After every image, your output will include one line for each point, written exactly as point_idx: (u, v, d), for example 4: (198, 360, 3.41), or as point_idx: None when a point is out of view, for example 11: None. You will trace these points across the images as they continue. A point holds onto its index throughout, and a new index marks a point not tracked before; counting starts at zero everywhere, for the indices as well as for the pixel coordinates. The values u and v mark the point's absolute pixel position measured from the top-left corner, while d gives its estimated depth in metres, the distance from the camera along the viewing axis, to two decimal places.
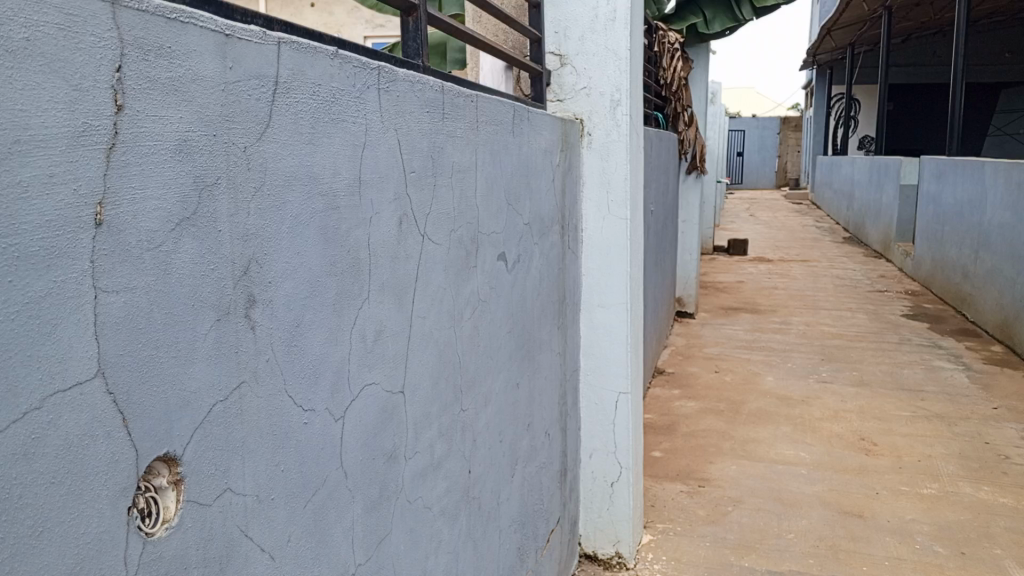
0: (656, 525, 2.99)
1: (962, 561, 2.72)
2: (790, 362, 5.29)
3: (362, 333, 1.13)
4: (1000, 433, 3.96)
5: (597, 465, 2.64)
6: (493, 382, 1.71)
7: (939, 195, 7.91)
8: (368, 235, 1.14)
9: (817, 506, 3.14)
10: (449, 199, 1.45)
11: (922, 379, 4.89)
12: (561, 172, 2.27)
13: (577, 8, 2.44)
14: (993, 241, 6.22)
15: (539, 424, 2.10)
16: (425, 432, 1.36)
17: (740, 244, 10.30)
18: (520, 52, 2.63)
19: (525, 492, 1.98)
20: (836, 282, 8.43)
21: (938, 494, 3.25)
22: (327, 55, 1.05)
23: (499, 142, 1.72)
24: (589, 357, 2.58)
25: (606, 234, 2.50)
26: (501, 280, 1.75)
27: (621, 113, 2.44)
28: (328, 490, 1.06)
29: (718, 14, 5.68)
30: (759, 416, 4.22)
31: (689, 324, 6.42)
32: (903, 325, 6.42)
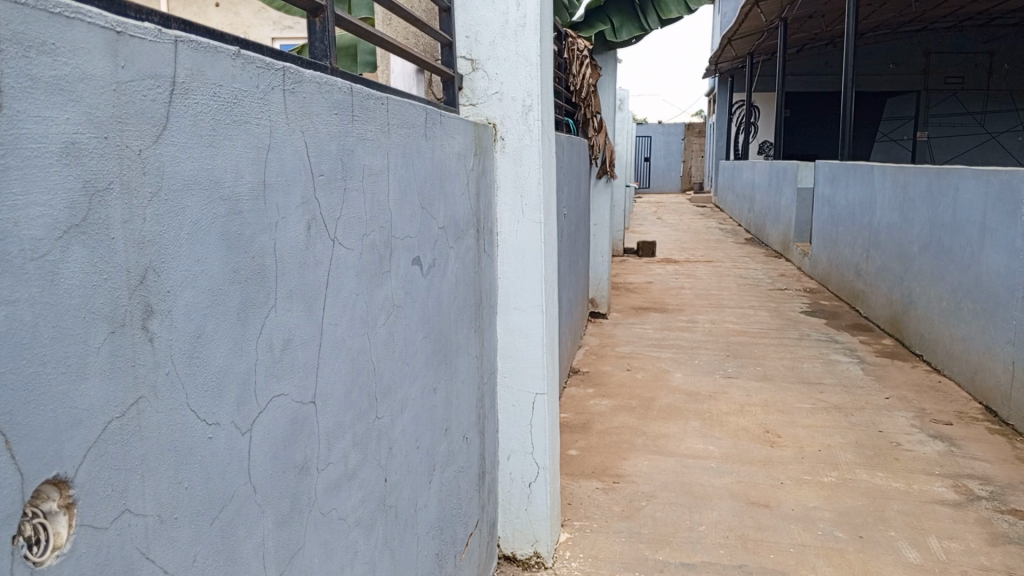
0: (573, 523, 3.02)
1: (859, 544, 2.86)
2: (698, 359, 5.46)
3: (270, 342, 1.10)
4: (893, 422, 4.20)
5: (515, 467, 2.65)
6: (409, 388, 1.69)
7: (833, 198, 8.33)
8: (274, 241, 1.11)
9: (726, 497, 3.25)
10: (360, 203, 1.42)
11: (821, 373, 5.13)
12: (475, 177, 2.27)
13: (487, 13, 2.45)
14: (882, 240, 6.61)
15: (456, 429, 2.08)
16: (338, 443, 1.33)
17: (649, 245, 10.56)
18: (431, 55, 2.62)
19: (444, 498, 1.97)
20: (739, 282, 8.76)
21: (837, 481, 3.41)
22: (228, 55, 1.01)
23: (411, 146, 1.70)
24: (506, 360, 2.59)
25: (521, 237, 2.51)
26: (416, 284, 1.73)
27: (533, 117, 2.46)
28: (236, 506, 1.02)
29: (625, 23, 5.83)
30: (670, 412, 4.33)
31: (601, 324, 6.54)
32: (802, 321, 6.73)
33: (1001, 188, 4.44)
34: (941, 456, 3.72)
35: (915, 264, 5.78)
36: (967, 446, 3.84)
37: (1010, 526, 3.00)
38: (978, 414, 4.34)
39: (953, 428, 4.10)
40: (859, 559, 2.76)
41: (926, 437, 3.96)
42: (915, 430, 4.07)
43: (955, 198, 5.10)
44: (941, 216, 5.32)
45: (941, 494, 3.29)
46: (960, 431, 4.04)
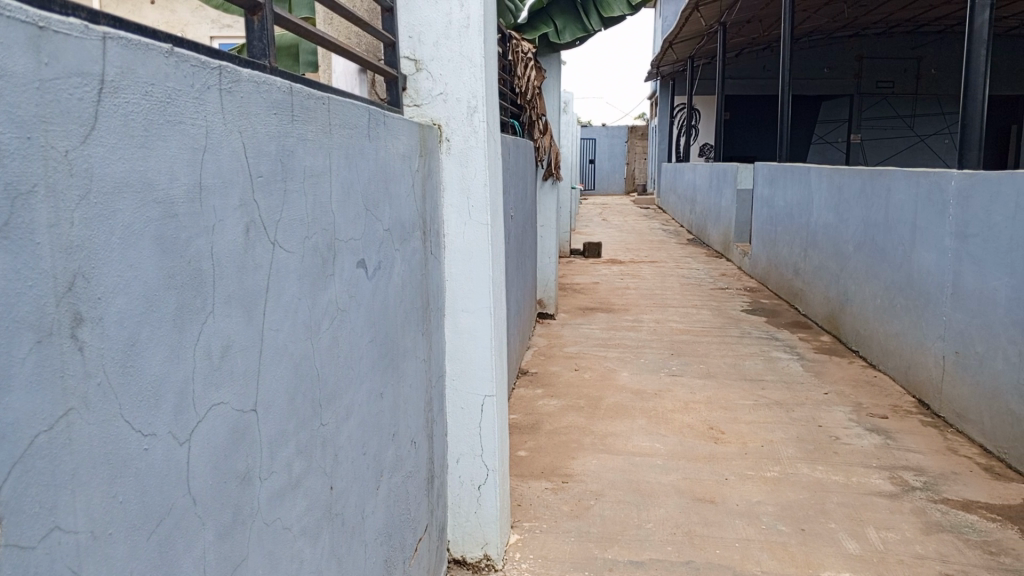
0: (522, 524, 3.01)
1: (802, 537, 2.93)
2: (643, 358, 5.52)
3: (207, 349, 1.06)
4: (832, 416, 4.32)
5: (464, 469, 2.63)
6: (355, 394, 1.66)
7: (771, 199, 8.53)
8: (211, 244, 1.07)
9: (672, 494, 3.29)
10: (302, 205, 1.39)
11: (762, 370, 5.25)
12: (420, 178, 2.25)
13: (430, 13, 2.43)
14: (818, 240, 6.80)
15: (404, 434, 2.06)
16: (282, 451, 1.30)
17: (594, 246, 10.65)
18: (374, 55, 2.59)
19: (391, 505, 1.94)
20: (682, 282, 8.90)
21: (779, 476, 3.49)
22: (161, 53, 0.98)
23: (354, 147, 1.67)
24: (454, 362, 2.57)
25: (467, 239, 2.50)
26: (361, 287, 1.70)
27: (478, 119, 2.45)
28: (175, 519, 0.99)
29: (568, 24, 5.87)
30: (617, 410, 4.37)
31: (549, 325, 6.57)
32: (743, 319, 6.87)
33: (930, 189, 4.61)
34: (877, 448, 3.84)
35: (850, 262, 5.96)
36: (901, 438, 3.98)
37: (943, 514, 3.12)
38: (912, 407, 4.50)
39: (888, 421, 4.24)
40: (802, 551, 2.83)
41: (863, 430, 4.09)
42: (852, 424, 4.20)
43: (887, 199, 5.27)
44: (874, 216, 5.50)
45: (878, 486, 3.40)
46: (895, 424, 4.18)
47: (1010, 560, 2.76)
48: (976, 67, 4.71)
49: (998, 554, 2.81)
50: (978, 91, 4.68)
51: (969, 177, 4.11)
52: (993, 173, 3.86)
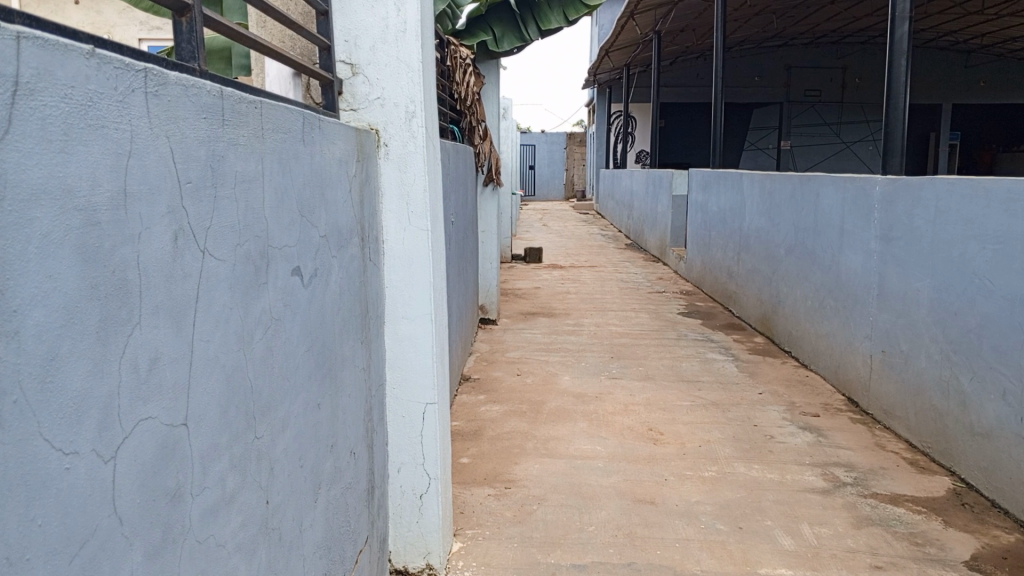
0: (465, 531, 2.99)
1: (739, 535, 2.99)
2: (584, 361, 5.57)
3: (134, 361, 1.02)
4: (766, 415, 4.43)
5: (405, 479, 2.60)
6: (291, 405, 1.62)
7: (705, 204, 8.72)
8: (137, 252, 1.03)
9: (613, 497, 3.32)
10: (233, 212, 1.35)
11: (698, 371, 5.35)
12: (358, 184, 2.21)
13: (366, 17, 2.40)
14: (751, 244, 6.98)
15: (343, 444, 2.02)
16: (214, 465, 1.26)
17: (535, 251, 10.71)
18: (310, 59, 2.55)
19: (330, 517, 1.90)
20: (621, 286, 9.02)
21: (716, 476, 3.56)
22: (81, 54, 0.94)
23: (288, 152, 1.63)
24: (394, 371, 2.54)
25: (406, 245, 2.48)
26: (295, 296, 1.66)
27: (416, 124, 2.43)
28: (99, 541, 0.94)
29: (507, 33, 5.93)
30: (559, 415, 4.39)
31: (490, 330, 6.56)
32: (680, 322, 7.00)
33: (857, 194, 4.77)
34: (810, 446, 3.95)
35: (781, 266, 6.13)
36: (832, 436, 4.10)
37: (872, 508, 3.23)
38: (841, 405, 4.65)
39: (820, 419, 4.37)
40: (739, 549, 2.88)
41: (796, 429, 4.20)
42: (786, 423, 4.31)
43: (816, 204, 5.44)
44: (804, 221, 5.67)
45: (811, 482, 3.50)
46: (826, 422, 4.31)
47: (935, 550, 2.87)
48: (896, 78, 4.92)
49: (924, 545, 2.92)
50: (899, 101, 4.88)
51: (892, 182, 4.28)
52: (914, 179, 4.02)
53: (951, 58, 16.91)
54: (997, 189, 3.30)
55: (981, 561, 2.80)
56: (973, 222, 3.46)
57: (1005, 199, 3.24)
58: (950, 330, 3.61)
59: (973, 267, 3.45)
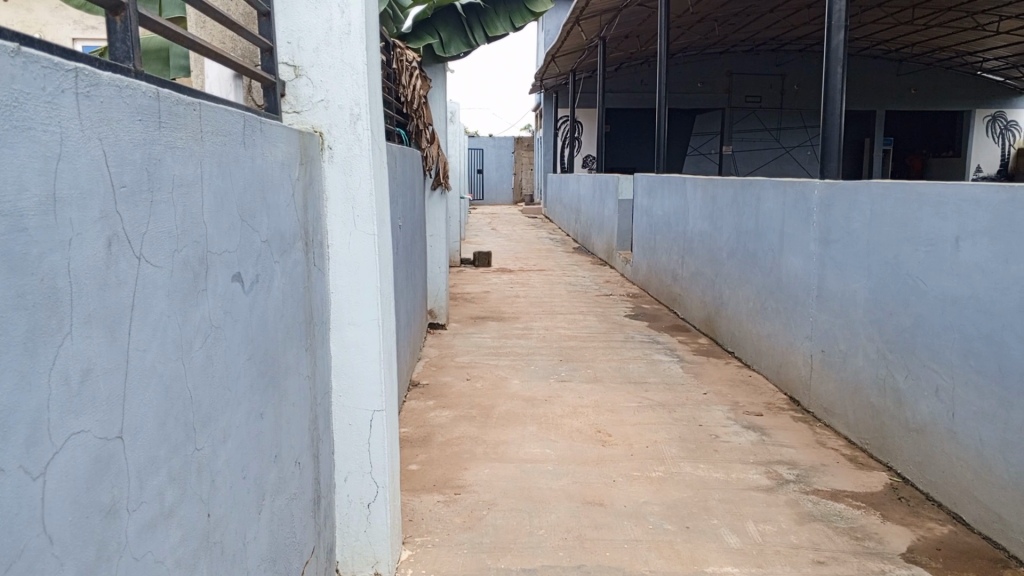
0: (414, 539, 2.96)
1: (686, 534, 3.03)
2: (533, 365, 5.58)
3: (65, 373, 0.98)
4: (711, 415, 4.51)
5: (352, 488, 2.56)
6: (233, 414, 1.58)
7: (650, 209, 8.84)
8: (67, 259, 0.99)
9: (563, 499, 3.33)
10: (170, 216, 1.30)
11: (645, 372, 5.41)
12: (301, 187, 2.17)
13: (309, 18, 2.36)
14: (694, 247, 7.10)
15: (288, 454, 1.98)
16: (152, 479, 1.21)
17: (483, 255, 10.71)
18: (251, 61, 2.50)
19: (275, 528, 1.86)
20: (569, 289, 9.08)
21: (664, 476, 3.60)
22: (7, 53, 0.90)
23: (227, 154, 1.59)
24: (340, 378, 2.51)
25: (352, 250, 2.44)
26: (236, 303, 1.62)
27: (361, 126, 2.41)
28: (28, 562, 0.90)
29: (453, 38, 5.91)
30: (509, 418, 4.39)
31: (439, 335, 6.52)
32: (627, 324, 7.08)
33: (795, 198, 4.90)
34: (754, 445, 4.03)
35: (724, 268, 6.25)
36: (775, 434, 4.19)
37: (814, 505, 3.30)
38: (783, 403, 4.76)
39: (763, 418, 4.47)
40: (686, 548, 2.92)
41: (740, 428, 4.28)
42: (730, 422, 4.39)
43: (757, 207, 5.56)
44: (745, 224, 5.79)
45: (755, 480, 3.57)
46: (769, 421, 4.41)
47: (874, 544, 2.96)
48: (832, 85, 5.07)
49: (863, 539, 3.00)
50: (835, 108, 5.03)
51: (830, 186, 4.40)
52: (850, 183, 4.15)
53: (884, 67, 17.50)
54: (929, 193, 3.42)
55: (916, 553, 2.89)
56: (906, 225, 3.58)
57: (936, 203, 3.36)
58: (886, 330, 3.73)
59: (906, 268, 3.57)
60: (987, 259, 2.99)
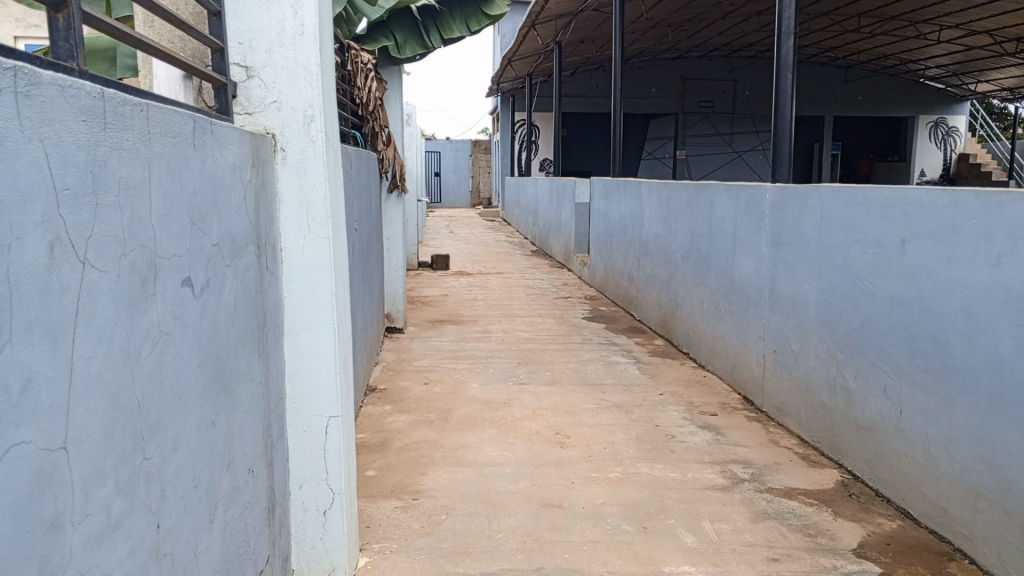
0: (371, 546, 2.92)
1: (644, 534, 3.05)
2: (491, 368, 5.57)
3: (4, 383, 0.94)
4: (667, 416, 4.56)
5: (307, 495, 2.52)
6: (183, 422, 1.55)
7: (606, 212, 8.91)
8: (7, 264, 0.95)
9: (522, 502, 3.33)
10: (116, 220, 1.27)
11: (603, 374, 5.45)
12: (253, 190, 2.14)
13: (261, 19, 2.32)
14: (649, 249, 7.18)
15: (241, 462, 1.94)
16: (98, 491, 1.18)
17: (442, 258, 10.68)
18: (201, 61, 2.46)
19: (228, 538, 1.82)
20: (527, 292, 9.10)
21: (622, 476, 3.63)
22: None
23: (176, 156, 1.55)
24: (295, 385, 2.47)
25: (306, 254, 2.41)
26: (186, 308, 1.58)
27: (315, 128, 2.37)
28: None
29: (408, 39, 5.89)
30: (467, 422, 4.37)
31: (397, 339, 6.47)
32: (584, 327, 7.12)
33: (748, 201, 4.98)
34: (709, 444, 4.08)
35: (679, 271, 6.33)
36: (729, 434, 4.26)
37: (768, 503, 3.36)
38: (737, 403, 4.84)
39: (717, 418, 4.53)
40: (644, 549, 2.94)
41: (695, 428, 4.34)
42: (686, 422, 4.45)
43: (710, 211, 5.65)
44: (699, 227, 5.88)
45: (711, 480, 3.61)
46: (723, 421, 4.47)
47: (826, 540, 3.02)
48: (782, 90, 5.18)
49: (816, 535, 3.06)
50: (786, 112, 5.13)
51: (781, 190, 4.49)
52: (800, 187, 4.24)
53: (832, 73, 17.93)
54: (876, 197, 3.51)
55: (867, 548, 2.96)
56: (854, 227, 3.67)
57: (883, 206, 3.45)
58: (836, 330, 3.82)
59: (855, 269, 3.66)
60: (932, 261, 3.08)
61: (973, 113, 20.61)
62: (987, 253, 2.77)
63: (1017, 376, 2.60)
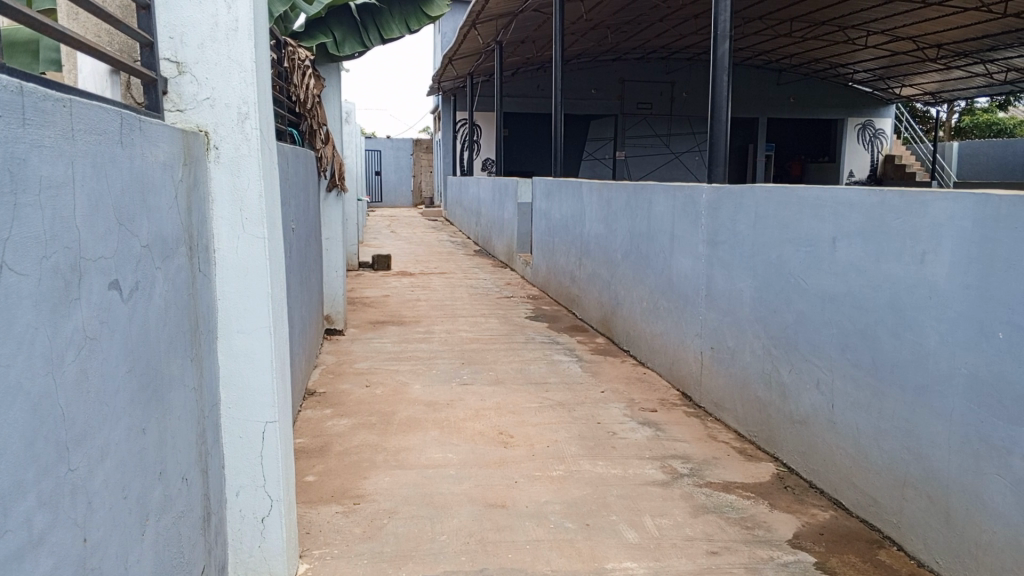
0: (312, 552, 2.87)
1: (587, 532, 3.08)
2: (434, 369, 5.54)
3: None
4: (609, 413, 4.61)
5: (245, 502, 2.46)
6: (111, 431, 1.49)
7: (548, 212, 8.96)
8: None
9: (465, 503, 3.31)
10: (37, 220, 1.21)
11: (545, 373, 5.48)
12: (185, 190, 2.07)
13: (194, 13, 2.25)
14: (590, 249, 7.25)
15: (174, 470, 1.88)
16: (19, 504, 1.12)
17: (383, 258, 10.59)
18: (130, 57, 2.38)
19: (160, 550, 1.76)
20: (470, 291, 9.08)
21: (564, 474, 3.65)
22: None
23: (102, 154, 1.49)
24: (230, 389, 2.40)
25: (240, 255, 2.35)
26: (114, 312, 1.53)
27: (250, 125, 2.32)
28: None
29: (347, 36, 5.80)
30: (410, 424, 4.33)
31: (338, 341, 6.37)
32: (527, 326, 7.14)
33: (685, 201, 5.07)
34: (649, 440, 4.15)
35: (619, 270, 6.41)
36: (669, 429, 4.33)
37: (707, 497, 3.42)
38: (676, 399, 4.93)
39: (657, 414, 4.61)
40: (587, 546, 2.96)
41: (636, 424, 4.40)
42: (627, 419, 4.50)
43: (649, 211, 5.73)
44: (638, 227, 5.96)
45: (652, 475, 3.67)
46: (663, 417, 4.55)
47: (762, 532, 3.10)
48: (718, 92, 5.29)
49: (753, 528, 3.14)
50: (722, 114, 5.24)
51: (717, 190, 4.58)
52: (735, 187, 4.33)
53: (765, 77, 18.41)
54: (807, 196, 3.62)
55: (802, 539, 3.05)
56: (788, 226, 3.77)
57: (814, 205, 3.55)
58: (770, 326, 3.92)
59: (788, 267, 3.76)
60: (861, 259, 3.19)
61: (898, 116, 21.44)
62: (912, 251, 2.87)
63: (941, 369, 2.71)
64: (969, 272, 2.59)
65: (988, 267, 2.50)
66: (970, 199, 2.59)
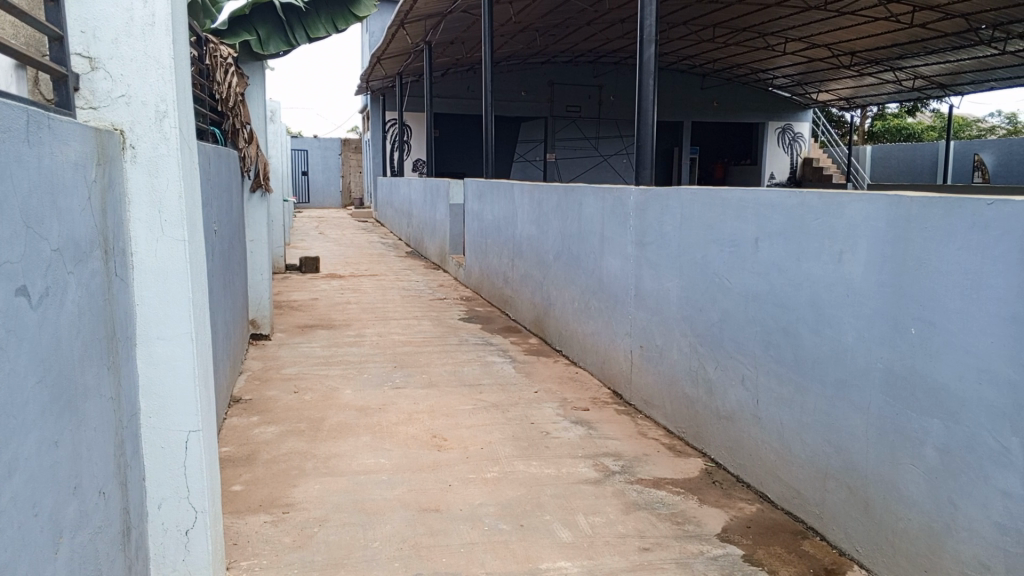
0: (239, 564, 2.79)
1: (521, 532, 3.09)
2: (365, 373, 5.46)
3: None
4: (542, 413, 4.63)
5: (167, 515, 2.36)
6: (20, 444, 1.41)
7: (480, 213, 8.95)
8: None
9: (397, 508, 3.28)
10: None
11: (479, 374, 5.47)
12: (99, 190, 1.98)
13: (108, 7, 2.15)
14: (522, 250, 7.27)
15: (90, 484, 1.79)
16: None
17: (312, 260, 10.39)
18: (36, 51, 2.26)
19: (75, 567, 1.67)
20: (402, 293, 8.99)
21: (497, 476, 3.65)
22: None
23: (8, 153, 1.41)
24: (150, 398, 2.31)
25: (160, 259, 2.27)
26: (22, 320, 1.44)
27: (168, 124, 2.24)
28: None
29: (271, 35, 5.69)
30: (340, 430, 4.26)
31: (264, 347, 6.21)
32: (460, 328, 7.12)
33: (613, 203, 5.14)
34: (582, 439, 4.19)
35: (551, 271, 6.45)
36: (601, 428, 4.38)
37: (638, 493, 3.48)
38: (608, 397, 4.99)
39: (589, 413, 4.66)
40: (521, 547, 2.97)
41: (568, 424, 4.43)
42: (560, 418, 4.54)
43: (579, 212, 5.79)
44: (568, 227, 6.01)
45: (584, 474, 3.70)
46: (595, 415, 4.60)
47: (693, 527, 3.16)
48: (645, 96, 5.37)
49: (683, 523, 3.20)
50: (649, 117, 5.34)
51: (644, 192, 4.66)
52: (662, 189, 4.41)
53: (689, 81, 18.86)
54: (730, 198, 3.71)
55: (730, 533, 3.12)
56: (712, 227, 3.86)
57: (737, 206, 3.65)
58: (696, 324, 4.01)
59: (713, 268, 3.85)
60: (783, 259, 3.29)
61: (815, 119, 22.29)
62: (831, 250, 2.98)
63: (858, 364, 2.82)
64: (883, 271, 2.70)
65: (900, 266, 2.62)
66: (885, 200, 2.70)
